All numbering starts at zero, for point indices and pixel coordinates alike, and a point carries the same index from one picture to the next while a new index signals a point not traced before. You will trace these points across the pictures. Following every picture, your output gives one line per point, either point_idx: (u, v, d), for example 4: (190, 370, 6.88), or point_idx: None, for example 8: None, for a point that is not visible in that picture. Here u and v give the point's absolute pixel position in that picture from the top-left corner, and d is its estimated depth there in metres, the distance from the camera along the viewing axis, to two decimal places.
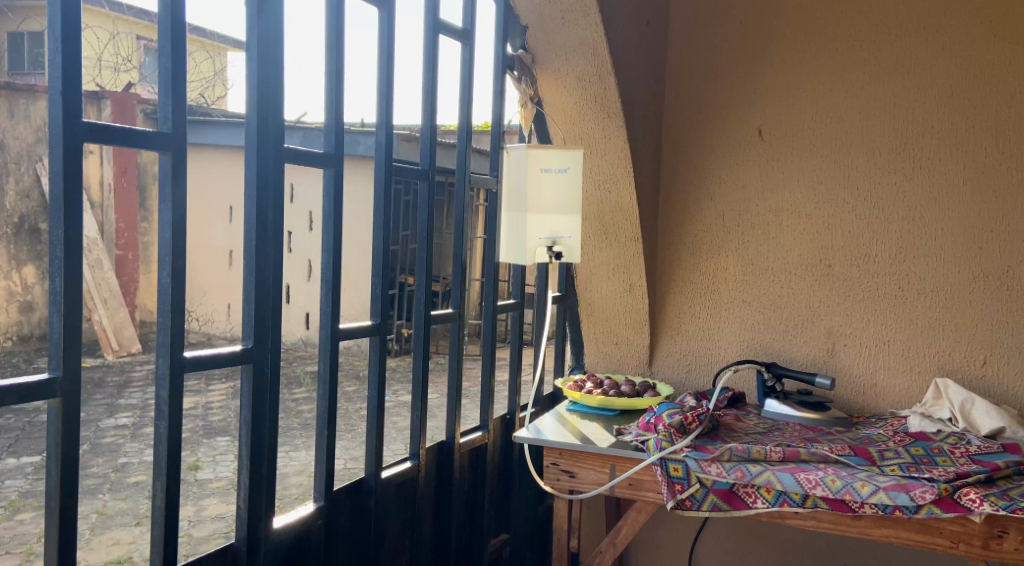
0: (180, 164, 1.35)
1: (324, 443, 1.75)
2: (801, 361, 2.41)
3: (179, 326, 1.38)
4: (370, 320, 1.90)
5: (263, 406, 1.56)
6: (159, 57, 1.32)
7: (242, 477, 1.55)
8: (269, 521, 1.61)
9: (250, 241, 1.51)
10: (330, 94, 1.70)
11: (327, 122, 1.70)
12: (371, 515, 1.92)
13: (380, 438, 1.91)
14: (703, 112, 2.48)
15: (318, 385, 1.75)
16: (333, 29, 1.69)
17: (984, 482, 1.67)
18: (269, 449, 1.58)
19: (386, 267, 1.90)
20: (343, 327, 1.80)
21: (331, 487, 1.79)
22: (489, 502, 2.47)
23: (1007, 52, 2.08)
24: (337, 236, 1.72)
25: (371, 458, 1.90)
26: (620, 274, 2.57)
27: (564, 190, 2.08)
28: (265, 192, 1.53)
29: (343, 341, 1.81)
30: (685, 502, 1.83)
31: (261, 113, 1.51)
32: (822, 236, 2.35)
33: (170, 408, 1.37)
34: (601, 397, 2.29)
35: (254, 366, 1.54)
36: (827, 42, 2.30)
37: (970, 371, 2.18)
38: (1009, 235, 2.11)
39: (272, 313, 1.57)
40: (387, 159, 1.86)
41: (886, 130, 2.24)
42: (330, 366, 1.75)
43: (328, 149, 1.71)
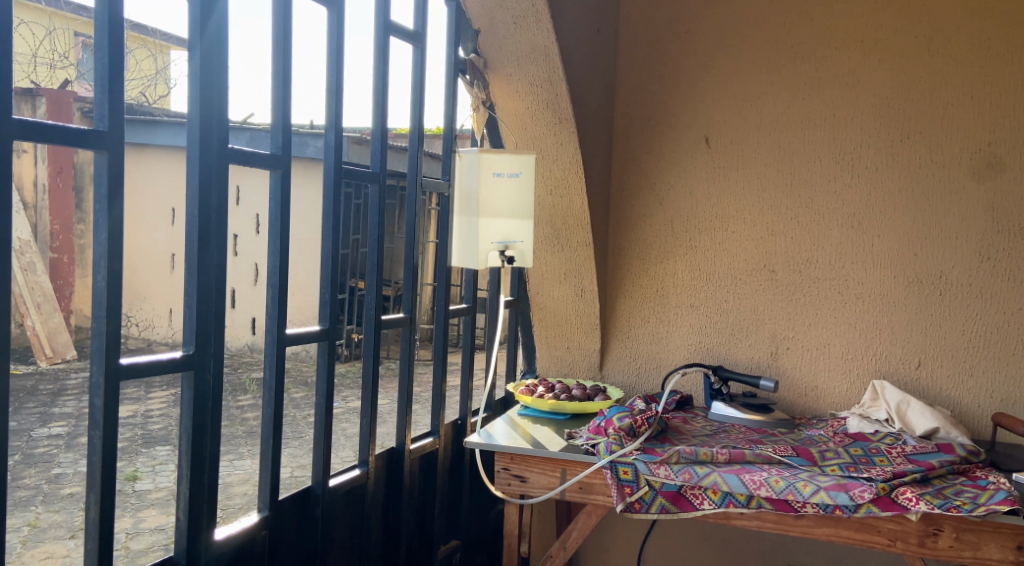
0: (118, 163, 1.32)
1: (270, 451, 1.73)
2: (746, 364, 2.46)
3: (115, 331, 1.34)
4: (318, 325, 1.88)
5: (205, 413, 1.53)
6: (96, 53, 1.29)
7: (182, 488, 1.51)
8: (210, 532, 1.57)
9: (192, 243, 1.48)
10: (277, 95, 1.68)
11: (274, 122, 1.68)
12: (318, 524, 1.90)
13: (328, 446, 1.90)
14: (650, 119, 2.53)
15: (263, 392, 1.72)
16: (280, 27, 1.67)
17: (919, 481, 1.74)
18: (211, 458, 1.55)
19: (336, 270, 1.89)
20: (291, 332, 1.78)
21: (276, 496, 1.76)
22: (439, 507, 2.46)
23: (939, 65, 2.17)
24: (284, 238, 1.70)
25: (320, 467, 1.89)
26: (571, 279, 2.60)
27: (515, 193, 2.09)
28: (208, 193, 1.50)
29: (291, 346, 1.79)
30: (635, 505, 1.87)
31: (204, 113, 1.48)
32: (766, 242, 2.40)
33: (105, 417, 1.33)
34: (552, 401, 2.30)
35: (196, 373, 1.50)
36: (769, 52, 2.36)
37: (905, 374, 2.26)
38: (941, 243, 2.20)
39: (214, 317, 1.53)
40: (336, 162, 1.85)
41: (826, 140, 2.31)
42: (276, 373, 1.73)
43: (276, 150, 1.69)
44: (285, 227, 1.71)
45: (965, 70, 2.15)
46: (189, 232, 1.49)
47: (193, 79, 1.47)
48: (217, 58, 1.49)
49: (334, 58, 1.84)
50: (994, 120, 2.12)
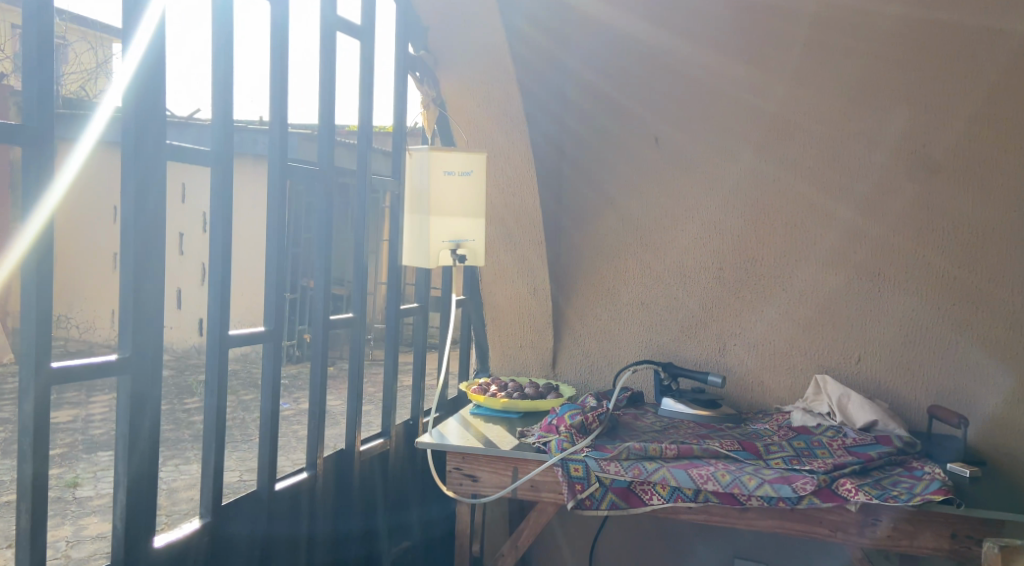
0: (46, 159, 1.30)
1: (213, 456, 1.70)
2: (695, 360, 2.50)
3: (45, 334, 1.30)
4: (263, 327, 1.85)
5: (144, 418, 1.49)
6: (24, 47, 1.26)
7: (120, 495, 1.47)
8: (149, 539, 1.53)
9: (128, 241, 1.45)
10: (217, 91, 1.66)
11: (214, 118, 1.66)
12: (264, 529, 1.87)
13: (274, 449, 1.88)
14: (600, 120, 2.56)
15: (206, 395, 1.68)
16: (219, 22, 1.65)
17: (858, 472, 1.81)
18: (150, 464, 1.51)
19: (282, 269, 1.86)
20: (234, 333, 1.75)
21: (219, 502, 1.73)
22: (390, 508, 2.44)
23: (877, 69, 2.24)
24: (226, 235, 1.67)
25: (265, 470, 1.87)
26: (523, 277, 2.62)
27: (466, 193, 2.08)
28: (146, 190, 1.48)
29: (235, 348, 1.76)
30: (585, 501, 1.88)
31: (139, 108, 1.46)
32: (713, 241, 2.46)
33: (35, 423, 1.29)
34: (504, 400, 2.30)
35: (133, 376, 1.46)
36: (712, 55, 2.41)
37: (846, 368, 2.33)
38: (877, 242, 2.28)
39: (153, 315, 1.49)
40: (280, 160, 1.84)
41: (770, 140, 2.37)
42: (220, 375, 1.69)
43: (215, 146, 1.67)
44: (227, 225, 1.68)
45: (901, 74, 2.22)
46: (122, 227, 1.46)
47: (128, 73, 1.44)
48: (155, 53, 1.48)
49: (278, 53, 1.82)
50: (928, 122, 2.21)
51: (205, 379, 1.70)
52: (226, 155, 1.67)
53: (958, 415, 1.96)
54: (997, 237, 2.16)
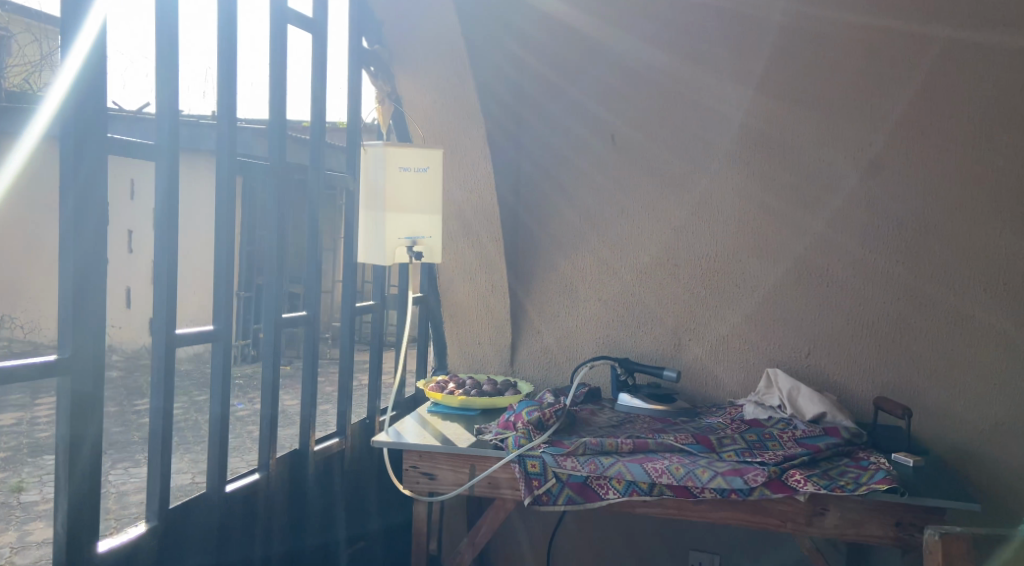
0: None
1: (160, 460, 1.66)
2: (651, 356, 2.53)
3: None
4: (211, 327, 1.81)
5: (86, 420, 1.44)
6: None
7: (60, 500, 1.43)
8: (93, 545, 1.49)
9: (67, 239, 1.40)
10: (162, 83, 1.60)
11: (159, 112, 1.60)
12: (213, 532, 1.83)
13: (224, 451, 1.84)
14: (558, 117, 2.56)
15: (152, 396, 1.64)
16: (164, 13, 1.60)
17: (807, 464, 1.86)
18: (93, 468, 1.46)
19: (232, 267, 1.81)
20: (180, 332, 1.71)
21: (167, 505, 1.69)
22: (345, 507, 2.40)
23: (825, 70, 2.30)
24: (172, 232, 1.62)
25: (215, 473, 1.83)
26: (482, 275, 2.62)
27: (422, 190, 2.07)
28: (85, 186, 1.42)
29: (181, 348, 1.71)
30: (542, 497, 1.89)
31: (77, 116, 1.40)
32: (668, 238, 2.49)
33: None
34: (462, 397, 2.30)
35: (72, 378, 1.42)
36: (665, 54, 2.44)
37: (796, 361, 2.39)
38: (825, 238, 2.34)
39: (94, 316, 1.44)
40: (229, 155, 1.79)
41: (723, 139, 2.41)
42: (166, 375, 1.65)
43: (160, 140, 1.61)
44: (173, 221, 1.63)
45: (847, 76, 2.28)
46: (61, 233, 1.41)
47: (66, 64, 1.39)
48: (93, 59, 1.42)
49: (226, 47, 1.77)
50: (873, 124, 2.27)
51: (150, 380, 1.65)
52: (171, 152, 1.62)
53: (902, 407, 2.03)
54: (939, 235, 2.24)
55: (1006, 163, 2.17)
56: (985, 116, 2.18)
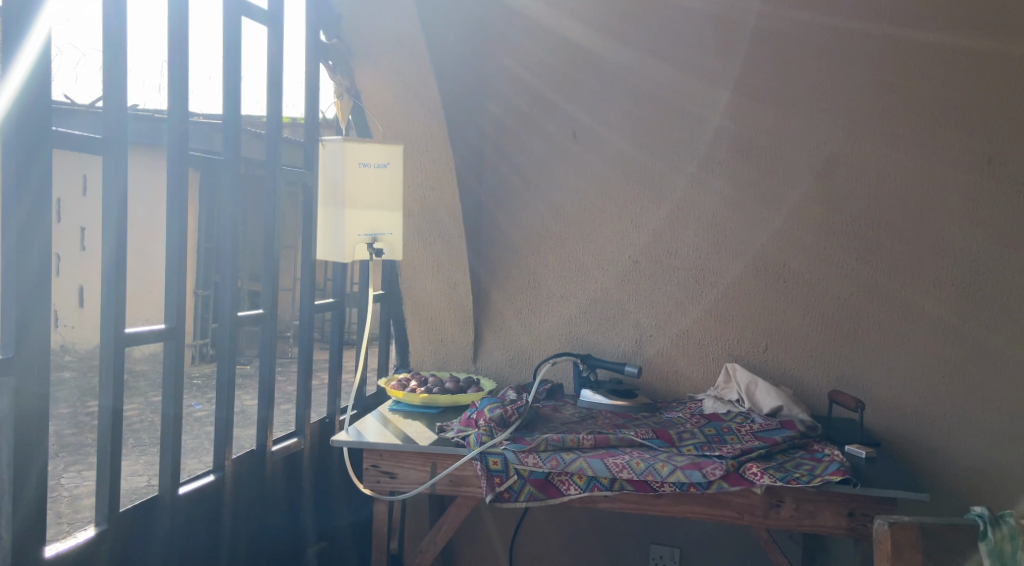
0: None
1: (110, 461, 1.61)
2: (613, 351, 2.55)
3: None
4: (162, 324, 1.76)
5: (30, 421, 1.39)
6: None
7: (3, 505, 1.38)
8: (39, 551, 1.44)
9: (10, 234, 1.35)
10: (110, 74, 1.55)
11: (106, 104, 1.55)
12: (167, 535, 1.79)
13: (177, 451, 1.79)
14: (520, 113, 2.56)
15: (101, 397, 1.59)
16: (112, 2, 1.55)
17: (764, 457, 1.89)
18: (38, 471, 1.41)
19: (185, 264, 1.77)
20: (130, 331, 1.66)
21: (117, 508, 1.64)
22: (305, 507, 2.36)
23: (781, 70, 2.34)
24: (121, 228, 1.58)
25: (168, 474, 1.78)
26: (444, 272, 2.61)
27: (383, 185, 2.05)
28: (27, 180, 1.37)
29: (131, 347, 1.67)
30: (504, 494, 1.90)
31: (19, 111, 1.35)
32: (629, 234, 2.50)
33: None
34: (424, 395, 2.28)
35: (16, 378, 1.37)
36: (626, 52, 2.45)
37: (754, 356, 2.43)
38: (781, 234, 2.38)
39: (38, 314, 1.39)
40: (181, 149, 1.74)
41: (682, 136, 2.44)
42: (116, 374, 1.60)
43: (108, 133, 1.56)
44: (122, 215, 1.59)
45: (802, 77, 2.33)
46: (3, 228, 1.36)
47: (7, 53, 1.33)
48: (37, 65, 1.37)
49: (177, 39, 1.73)
50: (826, 122, 2.33)
51: (99, 379, 1.61)
52: (118, 146, 1.57)
53: (855, 400, 2.07)
54: (891, 231, 2.30)
55: (954, 162, 2.24)
56: (933, 115, 2.25)
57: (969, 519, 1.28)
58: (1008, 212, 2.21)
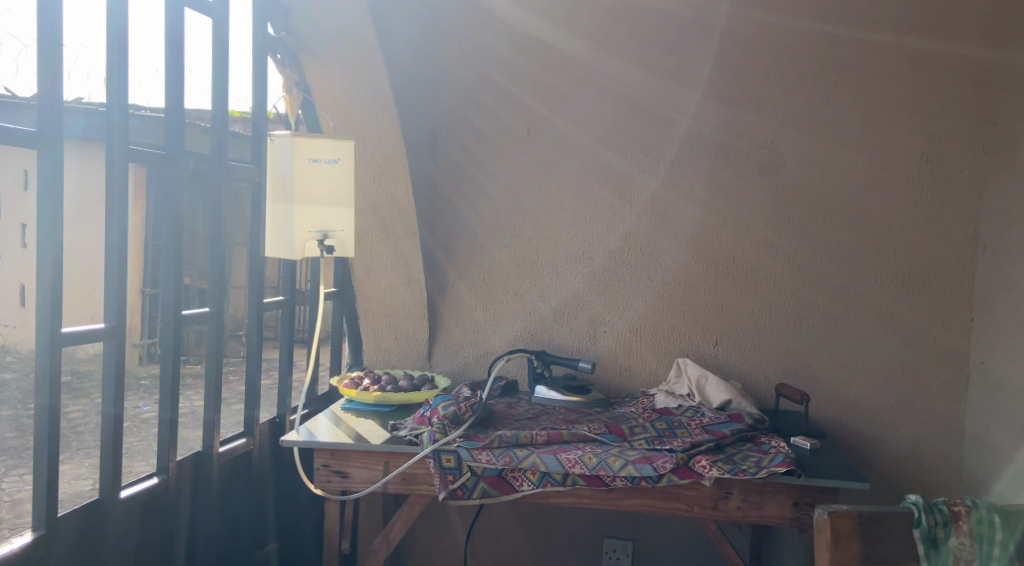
0: None
1: (46, 465, 1.57)
2: (568, 347, 2.56)
3: None
4: (102, 323, 1.71)
5: None
6: None
7: None
8: None
9: None
10: (43, 66, 1.51)
11: (39, 97, 1.51)
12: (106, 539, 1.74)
13: (117, 455, 1.74)
14: (474, 110, 2.55)
15: (36, 399, 1.54)
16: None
17: (713, 449, 1.93)
18: None
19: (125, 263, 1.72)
20: (66, 331, 1.61)
21: (54, 512, 1.60)
22: (255, 509, 2.32)
23: (729, 69, 2.39)
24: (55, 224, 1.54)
25: (107, 478, 1.74)
26: (398, 269, 2.58)
27: (333, 181, 2.01)
28: None
29: (68, 347, 1.62)
30: (457, 492, 1.89)
31: None
32: (582, 231, 2.52)
33: None
34: (377, 393, 2.26)
35: None
36: (577, 49, 2.47)
37: (704, 351, 2.47)
38: (730, 230, 2.43)
39: None
40: (121, 143, 1.70)
41: (634, 134, 2.47)
42: (52, 375, 1.56)
43: (40, 128, 1.52)
44: (57, 212, 1.54)
45: (748, 76, 2.39)
46: None
47: None
48: None
49: (115, 29, 1.68)
50: (772, 122, 2.38)
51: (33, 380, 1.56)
52: (51, 140, 1.53)
53: (800, 393, 2.13)
54: (833, 228, 2.37)
55: (895, 159, 2.32)
56: (873, 116, 2.33)
57: (904, 506, 1.24)
58: (946, 208, 2.30)
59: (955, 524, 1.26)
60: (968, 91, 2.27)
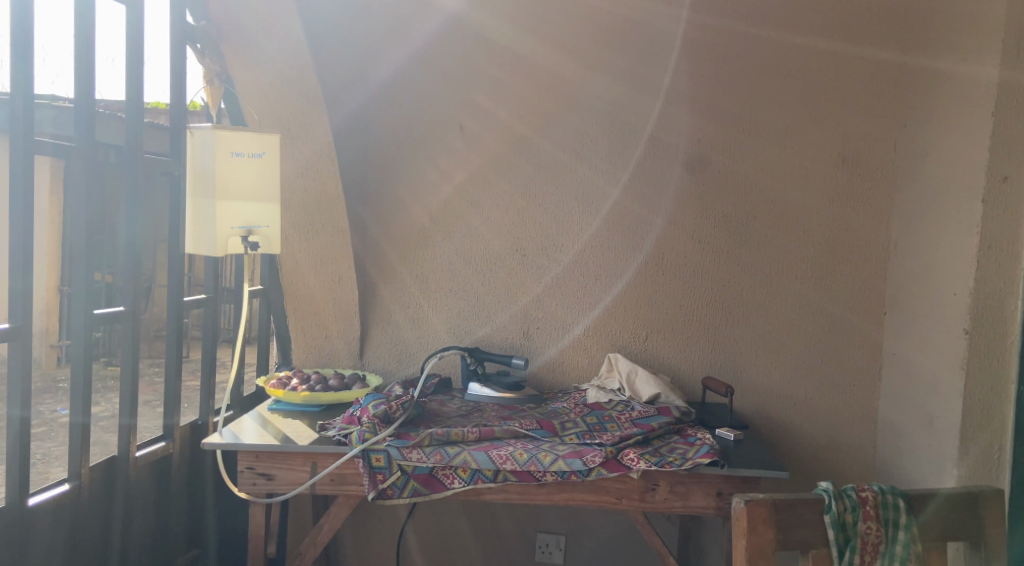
0: None
1: None
2: (500, 344, 2.55)
3: None
4: (5, 323, 1.61)
5: None
6: None
7: None
8: None
9: None
10: None
11: None
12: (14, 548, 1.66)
13: (25, 461, 1.65)
14: (405, 104, 2.52)
15: None
16: None
17: (641, 442, 1.96)
18: None
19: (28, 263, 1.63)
20: None
21: None
22: (178, 516, 2.22)
23: (656, 70, 2.44)
24: None
25: (13, 486, 1.64)
26: (327, 266, 2.52)
27: (257, 175, 1.95)
28: None
29: None
30: (387, 491, 1.88)
31: None
32: (516, 229, 2.52)
33: None
34: (306, 393, 2.21)
35: None
36: (508, 47, 2.48)
37: (635, 346, 2.51)
38: (659, 227, 2.47)
39: None
40: (25, 135, 1.59)
41: (564, 131, 2.49)
42: None
43: None
44: None
45: (676, 77, 2.44)
46: None
47: None
48: None
49: (19, 7, 1.58)
50: (697, 123, 2.45)
51: None
52: None
53: (725, 385, 2.19)
54: (755, 225, 2.44)
55: (813, 159, 2.42)
56: (790, 118, 2.42)
57: (814, 493, 1.29)
58: (859, 205, 2.40)
59: (862, 509, 1.29)
60: (877, 96, 2.38)
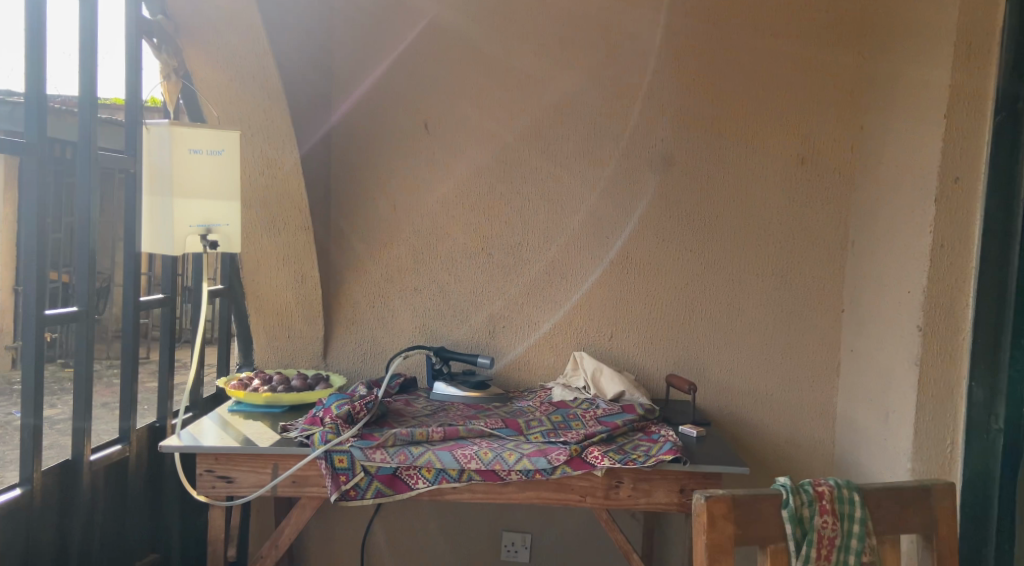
0: None
1: None
2: (466, 343, 2.55)
3: None
4: None
5: None
6: None
7: None
8: None
9: None
10: None
11: None
12: None
13: None
14: (369, 102, 2.50)
15: None
16: None
17: (605, 440, 1.97)
18: None
19: None
20: None
21: None
22: (135, 520, 2.17)
23: (620, 70, 2.46)
24: None
25: None
26: (289, 265, 2.49)
27: (215, 173, 1.91)
28: None
29: None
30: (350, 492, 1.86)
31: None
32: (481, 227, 2.51)
33: None
34: (268, 394, 2.17)
35: None
36: (473, 45, 2.48)
37: (600, 344, 2.52)
38: (623, 225, 2.49)
39: None
40: None
41: (530, 129, 2.49)
42: None
43: None
44: None
45: (640, 76, 2.46)
46: None
47: None
48: None
49: None
50: (660, 123, 2.47)
51: None
52: None
53: (688, 383, 2.21)
54: (716, 224, 2.47)
55: (773, 159, 2.46)
56: (750, 119, 2.46)
57: (773, 488, 1.30)
58: (817, 204, 2.45)
59: (818, 503, 1.29)
60: (836, 98, 2.42)
